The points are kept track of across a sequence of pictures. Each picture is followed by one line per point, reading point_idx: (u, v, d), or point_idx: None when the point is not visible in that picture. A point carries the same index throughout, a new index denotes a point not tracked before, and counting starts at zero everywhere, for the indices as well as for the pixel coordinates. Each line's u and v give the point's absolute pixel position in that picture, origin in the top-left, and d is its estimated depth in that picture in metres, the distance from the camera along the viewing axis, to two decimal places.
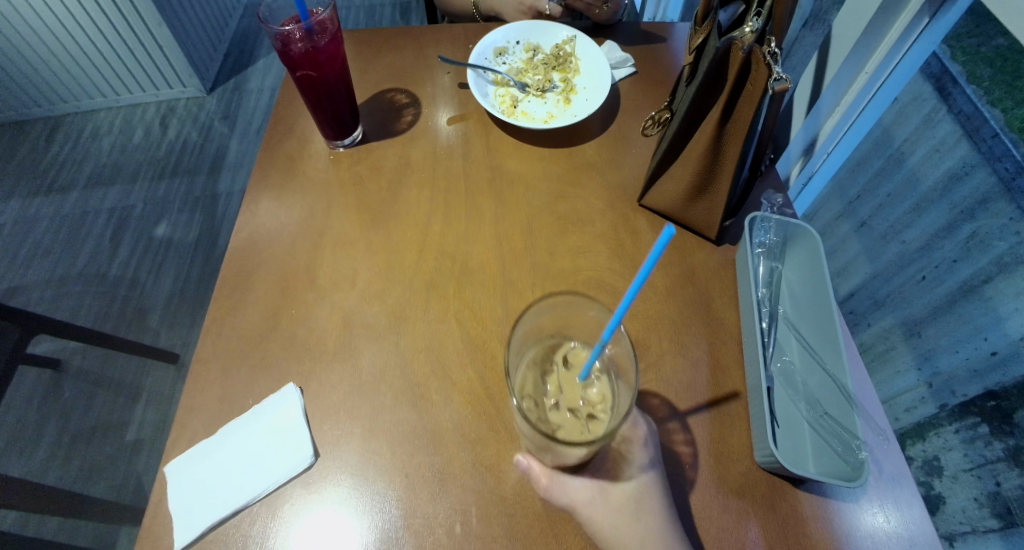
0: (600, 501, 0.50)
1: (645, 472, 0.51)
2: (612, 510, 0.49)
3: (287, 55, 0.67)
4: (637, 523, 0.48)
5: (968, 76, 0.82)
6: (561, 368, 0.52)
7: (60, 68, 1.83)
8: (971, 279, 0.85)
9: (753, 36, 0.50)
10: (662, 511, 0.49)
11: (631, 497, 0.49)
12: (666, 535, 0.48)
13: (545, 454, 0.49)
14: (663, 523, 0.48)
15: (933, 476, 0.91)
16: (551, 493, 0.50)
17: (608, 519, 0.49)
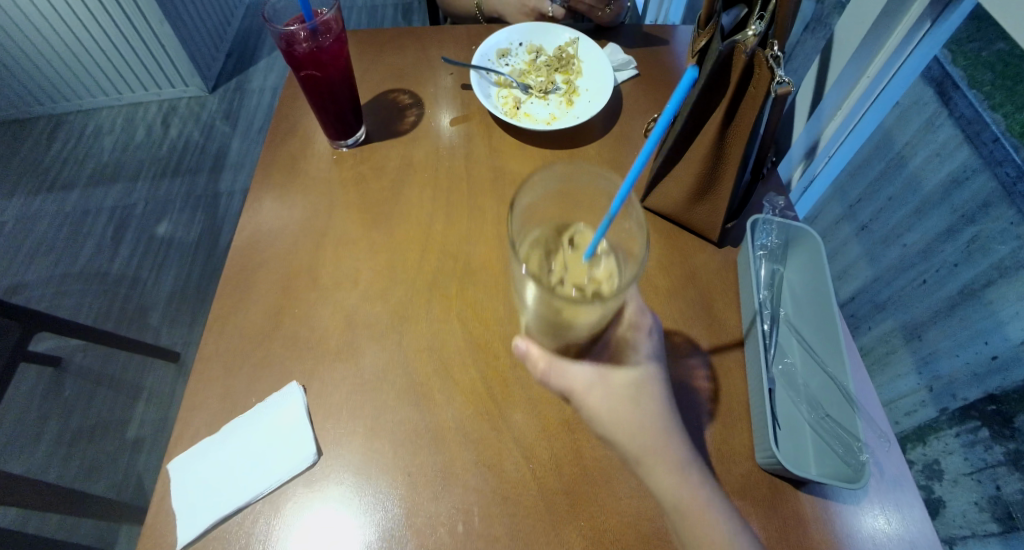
0: (600, 386, 0.50)
1: (648, 361, 0.52)
2: (611, 394, 0.50)
3: (292, 55, 0.68)
4: (635, 406, 0.49)
5: (968, 81, 0.81)
6: (567, 249, 0.52)
7: (63, 66, 1.83)
8: (972, 283, 0.85)
9: (756, 39, 0.50)
10: (660, 399, 0.51)
11: (631, 381, 0.50)
12: (662, 422, 0.50)
13: (552, 328, 0.50)
14: (660, 410, 0.50)
15: (933, 480, 0.92)
16: (548, 378, 0.51)
17: (607, 398, 0.49)
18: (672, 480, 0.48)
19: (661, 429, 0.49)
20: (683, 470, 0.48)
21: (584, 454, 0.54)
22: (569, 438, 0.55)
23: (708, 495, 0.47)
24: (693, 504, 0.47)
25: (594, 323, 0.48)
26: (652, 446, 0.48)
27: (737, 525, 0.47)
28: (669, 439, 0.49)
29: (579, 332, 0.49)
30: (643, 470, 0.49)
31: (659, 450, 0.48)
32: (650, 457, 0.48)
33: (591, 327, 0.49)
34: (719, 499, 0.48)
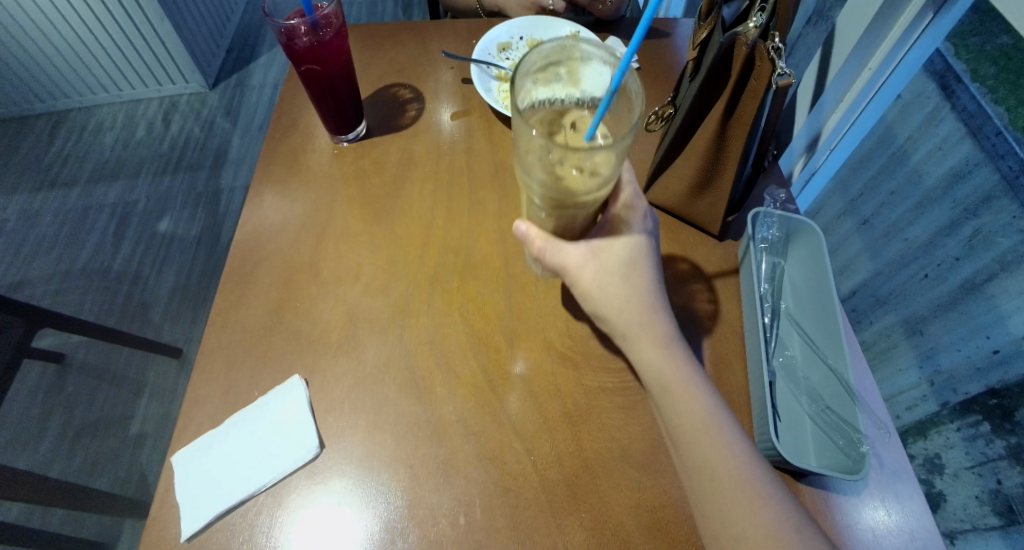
0: (592, 262, 0.53)
1: (640, 240, 0.54)
2: (602, 271, 0.53)
3: (292, 49, 0.68)
4: (624, 281, 0.52)
5: (971, 74, 0.82)
6: (568, 130, 0.52)
7: (63, 62, 1.83)
8: (974, 278, 0.85)
9: (757, 32, 0.50)
10: (649, 276, 0.53)
11: (622, 256, 0.53)
12: (650, 296, 0.53)
13: (553, 206, 0.52)
14: (648, 287, 0.53)
15: (934, 474, 0.91)
16: (544, 254, 0.54)
17: (598, 274, 0.52)
18: (657, 354, 0.51)
19: (649, 304, 0.52)
20: (666, 345, 0.52)
21: (584, 446, 0.55)
22: (570, 430, 0.56)
23: (689, 370, 0.51)
24: (674, 376, 0.50)
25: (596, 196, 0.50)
26: (639, 320, 0.52)
27: (715, 401, 0.50)
28: (655, 315, 0.52)
29: (580, 210, 0.52)
30: (630, 345, 0.52)
31: (645, 323, 0.52)
32: (636, 330, 0.52)
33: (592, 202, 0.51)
34: (699, 379, 0.51)
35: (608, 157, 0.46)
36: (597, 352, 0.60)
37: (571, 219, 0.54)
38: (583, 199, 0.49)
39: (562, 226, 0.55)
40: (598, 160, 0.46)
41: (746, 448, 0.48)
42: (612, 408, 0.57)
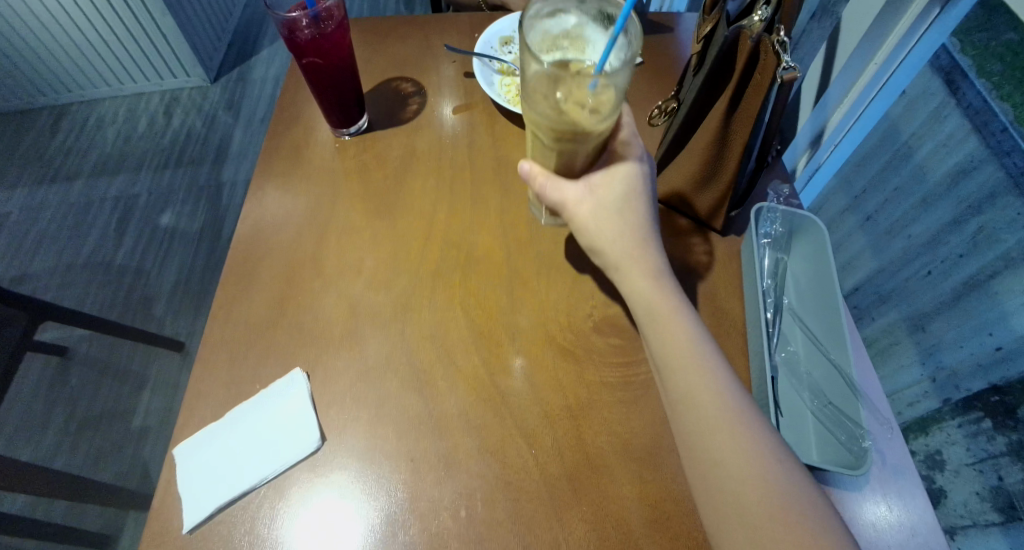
0: (589, 197, 0.55)
1: (637, 176, 0.55)
2: (598, 209, 0.54)
3: (294, 42, 0.67)
4: (619, 216, 0.54)
5: (977, 69, 0.84)
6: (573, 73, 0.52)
7: (64, 55, 1.83)
8: (978, 274, 0.85)
9: (762, 26, 0.50)
10: (644, 212, 0.55)
11: (619, 193, 0.54)
12: (644, 231, 0.54)
13: (554, 145, 0.53)
14: (643, 221, 0.54)
15: (935, 470, 0.90)
16: (545, 191, 0.56)
17: (594, 208, 0.54)
18: (648, 285, 0.53)
19: (642, 239, 0.54)
20: (656, 277, 0.53)
21: (586, 441, 0.55)
22: (571, 425, 0.55)
23: (676, 302, 0.53)
24: (663, 306, 0.52)
25: (596, 139, 0.51)
26: (631, 253, 0.54)
27: (701, 333, 0.52)
28: (646, 248, 0.54)
29: (580, 151, 0.53)
30: (621, 277, 0.55)
31: (635, 255, 0.54)
32: (628, 262, 0.54)
33: (592, 145, 0.52)
34: (687, 313, 0.53)
35: (610, 94, 0.47)
36: (599, 347, 0.60)
37: (571, 160, 0.55)
38: (583, 139, 0.50)
39: (562, 167, 0.56)
40: (601, 98, 0.48)
41: (730, 376, 0.50)
42: (613, 403, 0.57)
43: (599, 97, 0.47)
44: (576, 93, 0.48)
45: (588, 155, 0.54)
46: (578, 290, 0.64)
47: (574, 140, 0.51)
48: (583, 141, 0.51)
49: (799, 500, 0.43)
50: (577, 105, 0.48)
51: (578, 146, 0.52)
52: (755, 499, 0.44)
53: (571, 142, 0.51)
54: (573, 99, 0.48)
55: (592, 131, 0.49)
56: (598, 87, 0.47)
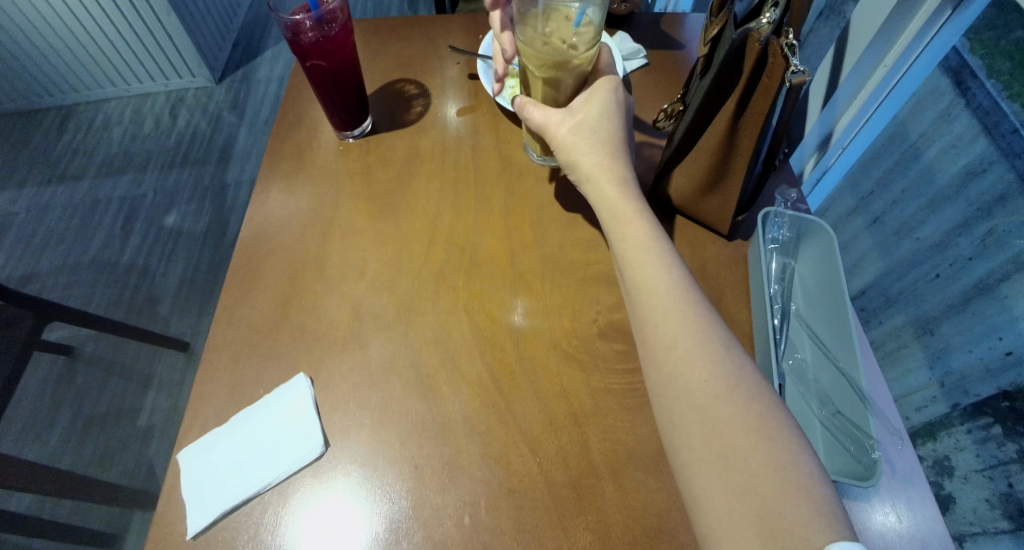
0: (568, 119, 0.62)
1: (612, 97, 0.62)
2: (576, 127, 0.61)
3: (297, 44, 0.67)
4: (593, 133, 0.60)
5: (986, 70, 0.80)
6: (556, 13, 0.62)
7: (71, 55, 1.83)
8: (987, 278, 0.82)
9: (771, 27, 0.49)
10: (616, 130, 0.61)
11: (596, 112, 0.61)
12: (614, 145, 0.60)
13: (541, 75, 0.62)
14: (615, 136, 0.60)
15: (943, 476, 0.88)
16: (532, 117, 0.64)
17: (573, 127, 0.61)
18: (614, 194, 0.58)
19: (609, 152, 0.60)
20: (622, 185, 0.58)
21: (591, 449, 0.54)
22: (575, 432, 0.55)
23: (639, 204, 0.57)
24: (625, 209, 0.57)
25: (577, 71, 0.61)
26: (600, 162, 0.59)
27: (658, 235, 0.56)
28: (614, 159, 0.59)
29: (564, 81, 0.62)
30: (591, 187, 0.60)
31: (603, 165, 0.59)
32: (597, 171, 0.59)
33: (574, 75, 0.62)
34: (648, 215, 0.57)
35: (589, 30, 0.58)
36: (604, 353, 0.60)
37: (556, 89, 0.64)
38: (566, 69, 0.60)
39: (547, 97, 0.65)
40: (583, 35, 0.59)
41: (682, 273, 0.53)
42: (619, 410, 0.56)
43: (582, 34, 0.59)
44: (562, 31, 0.59)
45: (571, 85, 0.63)
46: (582, 294, 0.64)
47: (558, 70, 0.60)
48: (565, 72, 0.61)
49: (745, 383, 0.46)
50: (563, 40, 0.59)
51: (562, 75, 0.61)
52: (703, 382, 0.46)
53: (555, 72, 0.61)
54: (560, 35, 0.59)
55: (575, 63, 0.59)
56: (580, 26, 0.58)
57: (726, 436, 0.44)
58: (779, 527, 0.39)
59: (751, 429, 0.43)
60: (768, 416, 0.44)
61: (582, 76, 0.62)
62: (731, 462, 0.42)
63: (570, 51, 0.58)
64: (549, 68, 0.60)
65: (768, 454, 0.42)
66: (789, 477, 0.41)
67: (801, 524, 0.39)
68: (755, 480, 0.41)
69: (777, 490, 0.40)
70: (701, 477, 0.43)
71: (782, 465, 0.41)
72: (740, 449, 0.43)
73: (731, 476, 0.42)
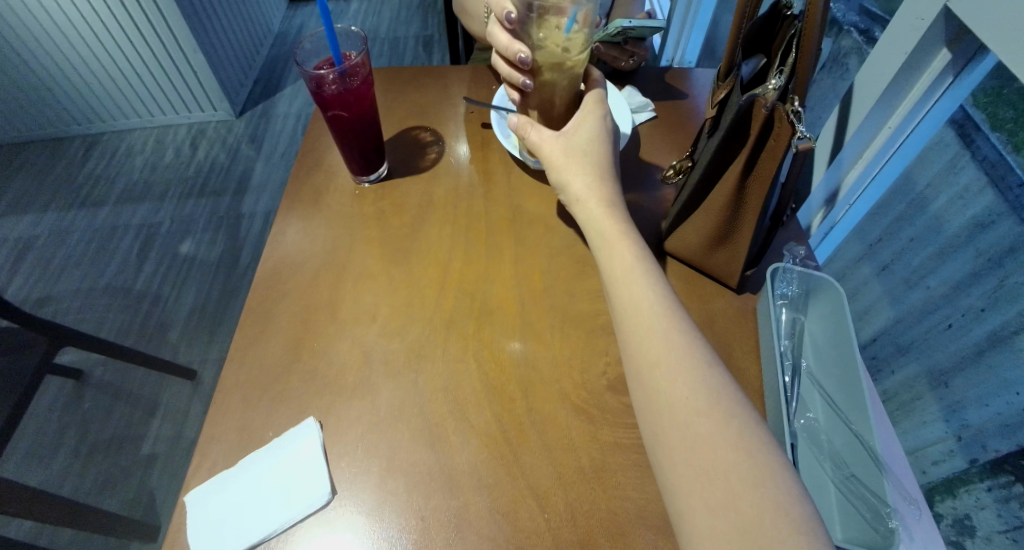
0: (561, 138, 0.64)
1: (602, 122, 0.65)
2: (568, 149, 0.63)
3: (320, 95, 0.70)
4: (582, 156, 0.62)
5: (990, 122, 0.75)
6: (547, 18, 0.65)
7: (100, 87, 1.92)
8: (1000, 330, 0.80)
9: (776, 94, 0.51)
10: (604, 156, 0.63)
11: (587, 136, 0.64)
12: (603, 170, 0.62)
13: (537, 78, 0.67)
14: (604, 161, 0.63)
15: (965, 536, 0.86)
16: (527, 136, 0.66)
17: (563, 149, 0.63)
18: (600, 214, 0.59)
19: (598, 174, 0.61)
20: (609, 207, 0.60)
21: (600, 507, 0.53)
22: (584, 488, 0.54)
23: (626, 226, 0.59)
24: (611, 229, 0.58)
25: (570, 73, 0.66)
26: (588, 185, 0.61)
27: (644, 253, 0.57)
28: (602, 183, 0.61)
29: (558, 83, 0.67)
30: (579, 207, 0.61)
31: (591, 189, 0.61)
32: (586, 193, 0.61)
33: (568, 78, 0.67)
34: (635, 234, 0.58)
35: (580, 37, 0.64)
36: (613, 407, 0.60)
37: (551, 92, 0.68)
38: (560, 72, 0.66)
39: (543, 101, 0.70)
40: (575, 39, 0.63)
41: (667, 290, 0.54)
42: (628, 465, 0.56)
43: (572, 40, 0.63)
44: (553, 37, 0.63)
45: (564, 87, 0.68)
46: (590, 346, 0.64)
47: (553, 73, 0.66)
48: (560, 76, 0.66)
49: (725, 394, 0.47)
50: (557, 44, 0.64)
51: (557, 80, 0.67)
52: (684, 397, 0.47)
53: (552, 75, 0.66)
54: (552, 41, 0.64)
55: (569, 66, 0.65)
56: (572, 32, 0.63)
57: (708, 457, 0.44)
58: (754, 535, 0.40)
59: (729, 441, 0.44)
60: (746, 430, 0.45)
61: (574, 82, 0.68)
62: (712, 478, 0.43)
63: (564, 55, 0.64)
64: (545, 72, 0.66)
65: (746, 468, 0.43)
66: (765, 490, 0.42)
67: (776, 536, 0.40)
68: (735, 496, 0.42)
69: (757, 507, 0.41)
70: (683, 492, 0.44)
71: (760, 479, 0.42)
72: (718, 462, 0.43)
73: (713, 495, 0.42)
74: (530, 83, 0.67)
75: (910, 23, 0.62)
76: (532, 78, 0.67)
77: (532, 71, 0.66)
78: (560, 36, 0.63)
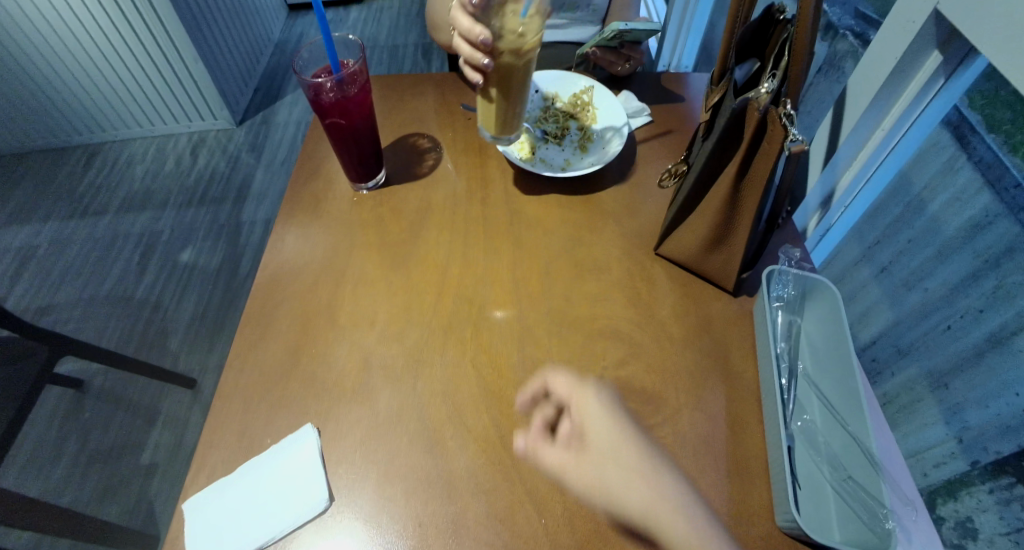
0: (583, 462, 0.50)
1: (604, 410, 0.53)
2: (594, 461, 0.50)
3: (318, 103, 0.70)
4: (619, 465, 0.50)
5: (986, 123, 0.75)
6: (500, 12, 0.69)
7: (102, 98, 1.93)
8: (998, 331, 0.80)
9: (768, 97, 0.52)
10: (636, 449, 0.50)
11: (606, 443, 0.51)
12: (643, 463, 0.49)
13: (496, 63, 0.68)
14: (639, 457, 0.50)
15: (967, 539, 0.85)
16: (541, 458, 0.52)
17: (592, 477, 0.49)
18: (662, 508, 0.47)
19: (651, 475, 0.49)
20: (679, 510, 0.47)
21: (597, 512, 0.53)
22: None
23: (654, 462, 0.50)
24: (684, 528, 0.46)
25: (528, 57, 0.69)
26: (643, 493, 0.48)
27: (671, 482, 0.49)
28: (662, 490, 0.48)
29: (516, 67, 0.69)
30: (642, 520, 0.48)
31: (652, 502, 0.47)
32: (647, 505, 0.47)
33: (524, 62, 0.69)
34: (652, 458, 0.50)
35: (534, 22, 0.67)
36: None
37: (509, 78, 0.70)
38: (519, 56, 0.68)
39: (503, 84, 0.71)
40: (530, 25, 0.67)
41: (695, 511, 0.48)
42: None
43: (528, 24, 0.67)
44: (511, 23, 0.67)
45: (520, 72, 0.70)
46: (587, 350, 0.64)
47: (512, 57, 0.68)
48: (518, 60, 0.68)
49: None
50: (515, 30, 0.67)
51: (516, 63, 0.69)
52: None
53: (512, 58, 0.68)
54: (510, 27, 0.67)
55: (527, 50, 0.68)
56: (528, 18, 0.67)
57: None
58: None
59: None
60: None
61: (529, 67, 0.71)
62: None
63: (523, 38, 0.67)
64: (505, 56, 0.67)
65: None
66: None
67: None
68: None
69: None
70: None
71: None
72: None
73: None
74: (491, 64, 0.68)
75: (901, 26, 0.62)
76: (491, 60, 0.68)
77: (492, 53, 0.68)
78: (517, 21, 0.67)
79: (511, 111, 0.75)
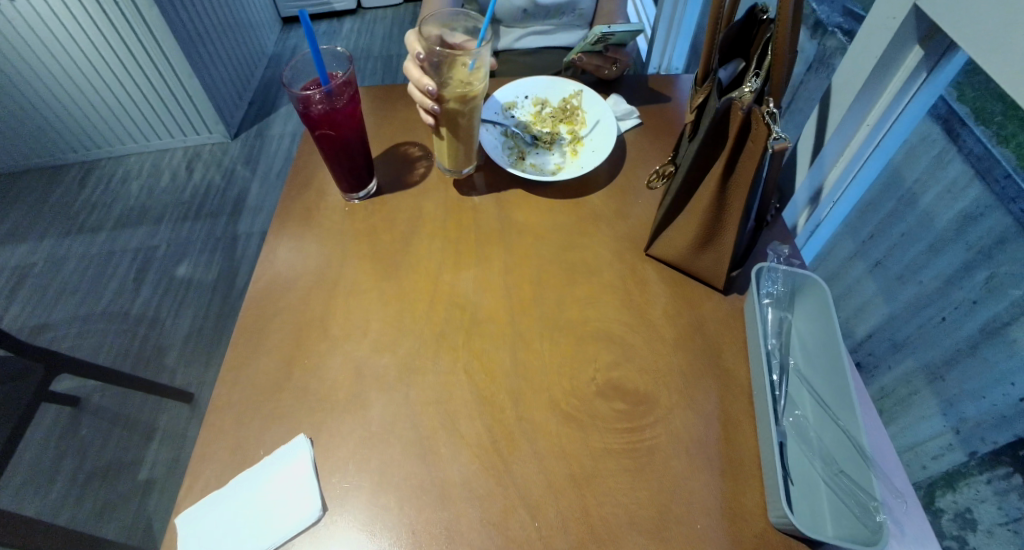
0: None
1: None
2: None
3: (308, 116, 0.71)
4: None
5: (976, 116, 0.76)
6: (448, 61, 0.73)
7: (98, 115, 1.94)
8: (991, 323, 0.80)
9: (752, 96, 0.53)
10: None
11: None
12: None
13: (444, 109, 0.72)
14: None
15: (967, 530, 0.85)
16: None
17: None
18: None
19: None
20: None
21: (591, 514, 0.53)
22: (575, 495, 0.54)
23: None
24: None
25: (474, 104, 0.73)
26: None
27: None
28: None
29: (462, 113, 0.73)
30: None
31: None
32: None
33: (471, 108, 0.73)
34: None
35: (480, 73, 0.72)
36: (603, 413, 0.60)
37: (456, 122, 0.74)
38: (466, 103, 0.72)
39: (451, 126, 0.75)
40: (476, 76, 0.72)
41: None
42: (619, 471, 0.56)
43: (474, 75, 0.71)
44: (458, 73, 0.71)
45: (467, 117, 0.74)
46: (580, 353, 0.64)
47: (458, 104, 0.72)
48: (464, 107, 0.72)
49: None
50: (462, 80, 0.71)
51: (461, 110, 0.72)
52: None
53: (458, 106, 0.72)
54: (458, 77, 0.71)
55: (473, 97, 0.72)
56: (474, 70, 0.71)
57: None
58: None
59: None
60: None
61: (476, 110, 0.75)
62: None
63: (468, 87, 0.71)
64: (452, 103, 0.71)
65: None
66: None
67: None
68: None
69: None
70: None
71: None
72: None
73: None
74: (438, 110, 0.72)
75: (883, 22, 0.63)
76: (439, 106, 0.72)
77: (439, 100, 0.71)
78: (465, 72, 0.71)
79: (462, 148, 0.79)
